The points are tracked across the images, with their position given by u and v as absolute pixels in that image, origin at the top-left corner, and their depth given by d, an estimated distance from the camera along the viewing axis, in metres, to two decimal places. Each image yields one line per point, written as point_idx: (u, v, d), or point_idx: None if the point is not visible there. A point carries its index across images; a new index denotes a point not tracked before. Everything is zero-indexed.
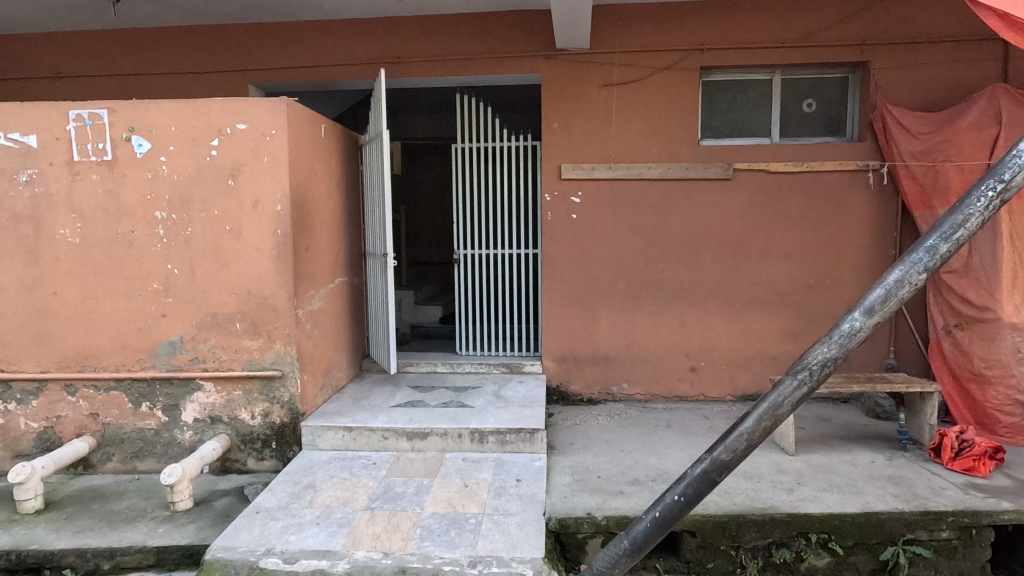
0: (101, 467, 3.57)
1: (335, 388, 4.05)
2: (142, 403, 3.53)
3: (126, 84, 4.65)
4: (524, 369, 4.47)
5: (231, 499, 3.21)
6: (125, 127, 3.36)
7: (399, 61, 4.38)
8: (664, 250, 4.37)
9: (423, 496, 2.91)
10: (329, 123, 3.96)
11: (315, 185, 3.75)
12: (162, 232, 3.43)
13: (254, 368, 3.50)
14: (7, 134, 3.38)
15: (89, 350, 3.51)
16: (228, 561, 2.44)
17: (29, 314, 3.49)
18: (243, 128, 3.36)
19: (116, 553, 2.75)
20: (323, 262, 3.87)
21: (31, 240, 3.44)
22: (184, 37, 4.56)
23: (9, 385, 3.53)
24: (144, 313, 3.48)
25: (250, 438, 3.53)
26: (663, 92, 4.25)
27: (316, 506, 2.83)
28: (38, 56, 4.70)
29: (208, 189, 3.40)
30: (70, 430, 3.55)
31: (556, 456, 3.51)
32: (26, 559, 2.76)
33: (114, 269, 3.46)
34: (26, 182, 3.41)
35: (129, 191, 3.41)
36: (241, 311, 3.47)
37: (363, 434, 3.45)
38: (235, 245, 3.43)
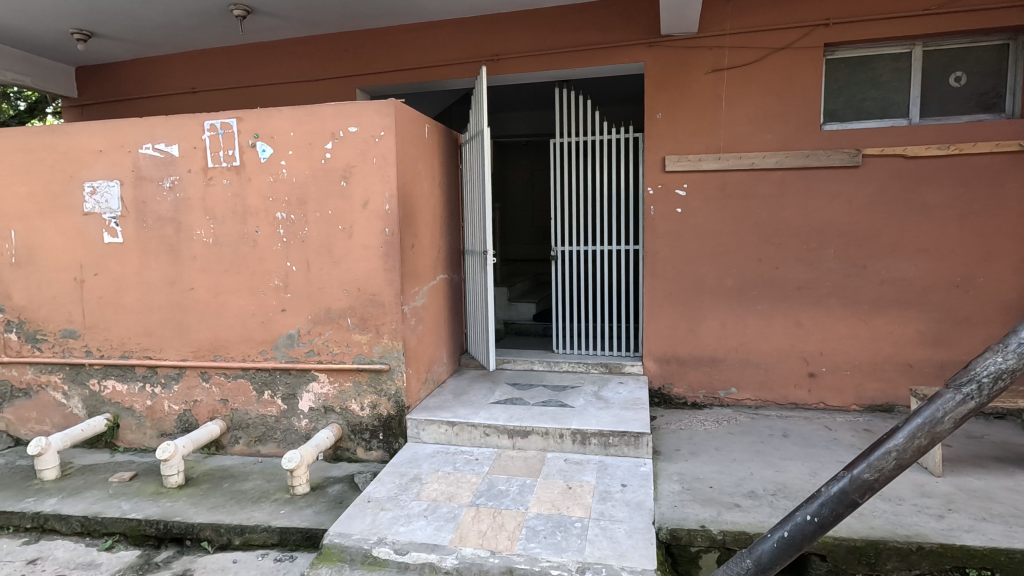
0: (229, 449, 3.88)
1: (436, 382, 4.14)
2: (264, 391, 3.79)
3: (250, 95, 5.03)
4: (623, 369, 4.33)
5: (344, 486, 3.36)
6: (251, 134, 3.62)
7: (498, 58, 4.38)
8: (780, 244, 4.03)
9: (527, 495, 2.88)
10: (432, 124, 4.04)
11: (420, 184, 3.84)
12: (282, 232, 3.66)
13: (363, 362, 3.64)
14: (154, 145, 3.75)
15: (220, 341, 3.82)
16: (344, 548, 2.53)
17: (172, 308, 3.87)
18: (354, 131, 3.49)
19: (246, 530, 2.97)
20: (426, 260, 3.96)
21: (173, 240, 3.81)
22: (299, 48, 4.86)
23: (155, 370, 3.93)
24: (266, 307, 3.74)
25: (360, 428, 3.69)
26: (779, 74, 3.92)
27: (423, 499, 2.88)
28: (177, 75, 5.21)
29: (322, 190, 3.58)
30: (205, 413, 3.89)
31: (662, 462, 3.35)
32: (171, 529, 3.04)
33: (240, 266, 3.74)
34: (169, 188, 3.77)
35: (254, 194, 3.66)
36: (352, 307, 3.63)
37: (465, 430, 3.48)
38: (347, 244, 3.58)
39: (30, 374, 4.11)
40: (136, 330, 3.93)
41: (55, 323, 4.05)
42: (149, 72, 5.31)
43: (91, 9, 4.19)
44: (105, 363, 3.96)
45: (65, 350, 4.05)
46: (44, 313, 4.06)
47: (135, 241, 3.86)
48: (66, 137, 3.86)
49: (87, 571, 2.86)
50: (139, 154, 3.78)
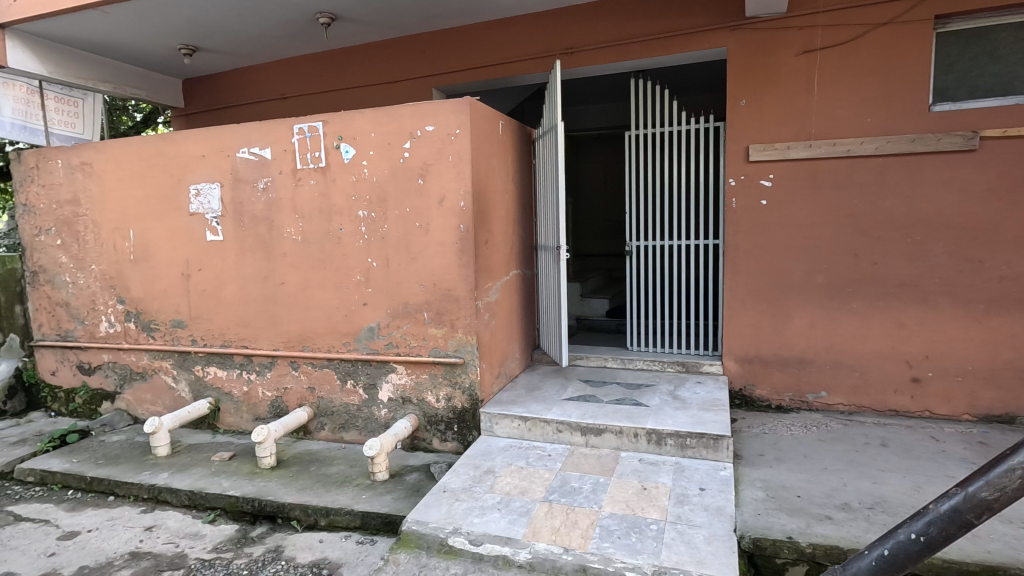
0: (316, 434, 4.12)
1: (509, 376, 4.18)
2: (347, 380, 3.98)
3: (334, 99, 5.29)
4: (701, 369, 4.17)
5: (420, 475, 3.47)
6: (335, 136, 3.80)
7: (572, 51, 4.33)
8: (880, 238, 3.72)
9: (600, 493, 2.84)
10: (506, 120, 4.06)
11: (494, 180, 3.87)
12: (363, 229, 3.82)
13: (439, 355, 3.74)
14: (250, 149, 4.03)
15: (308, 333, 4.06)
16: (421, 535, 2.61)
17: (265, 301, 4.15)
18: (431, 129, 3.57)
19: (331, 512, 3.14)
20: (500, 256, 3.99)
21: (266, 237, 4.08)
22: (379, 51, 5.04)
23: (250, 358, 4.23)
24: (348, 301, 3.92)
25: (435, 419, 3.79)
26: (880, 52, 3.61)
27: (497, 492, 2.92)
28: (270, 83, 5.57)
29: (401, 189, 3.70)
30: (294, 400, 4.15)
31: (743, 467, 3.19)
32: (264, 507, 3.27)
33: (325, 262, 3.95)
34: (262, 189, 4.04)
35: (338, 193, 3.85)
36: (428, 301, 3.73)
37: (538, 425, 3.48)
38: (424, 240, 3.68)
39: (145, 359, 4.55)
40: (234, 322, 4.25)
41: (166, 314, 4.46)
42: (244, 81, 5.71)
43: (195, 26, 4.56)
44: (208, 351, 4.31)
45: (174, 339, 4.45)
46: (157, 305, 4.48)
47: (233, 239, 4.17)
48: (175, 144, 4.23)
49: (193, 540, 3.14)
50: (236, 157, 4.07)
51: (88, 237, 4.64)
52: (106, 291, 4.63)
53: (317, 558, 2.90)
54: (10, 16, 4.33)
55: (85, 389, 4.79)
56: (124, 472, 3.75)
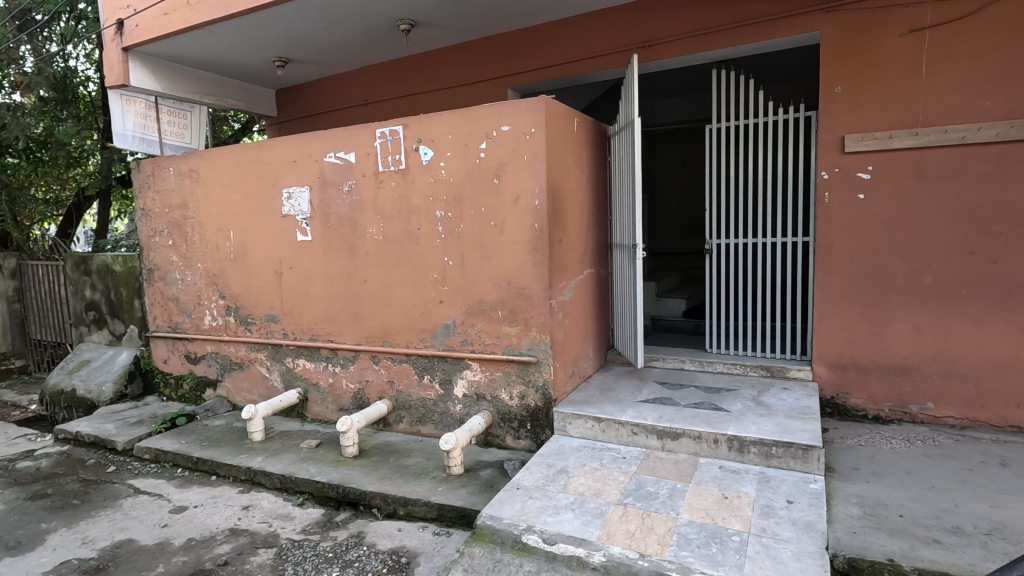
0: (395, 426, 4.28)
1: (582, 376, 4.15)
2: (424, 375, 4.10)
3: (413, 103, 5.48)
4: (788, 374, 3.93)
5: (494, 471, 3.52)
6: (415, 139, 3.92)
7: (650, 44, 4.22)
8: (1000, 234, 3.34)
9: (678, 500, 2.75)
10: (581, 117, 4.02)
11: (568, 178, 3.85)
12: (440, 229, 3.92)
13: (513, 353, 3.77)
14: (336, 153, 4.25)
15: (388, 329, 4.22)
16: (495, 530, 2.65)
17: (349, 298, 4.36)
18: (506, 129, 3.60)
19: (409, 502, 3.25)
20: (574, 255, 3.97)
21: (350, 237, 4.28)
22: (456, 55, 5.16)
23: (335, 352, 4.46)
24: (426, 299, 4.04)
25: (509, 416, 3.83)
26: (1001, 26, 3.24)
27: (570, 492, 2.90)
28: (354, 90, 5.85)
29: (476, 189, 3.76)
30: (375, 392, 4.34)
31: (835, 481, 2.98)
32: (348, 494, 3.44)
33: (404, 260, 4.09)
34: (347, 191, 4.25)
35: (417, 194, 3.97)
36: (502, 300, 3.77)
37: (613, 426, 3.43)
38: (498, 239, 3.73)
39: (243, 351, 4.91)
40: (321, 317, 4.51)
41: (261, 309, 4.80)
42: (331, 89, 6.04)
43: (288, 39, 4.87)
44: (297, 344, 4.59)
45: (268, 332, 4.78)
46: (253, 300, 4.83)
47: (320, 238, 4.41)
48: (269, 151, 4.54)
49: (284, 522, 3.35)
50: (324, 161, 4.31)
51: (195, 238, 5.07)
52: (209, 287, 5.04)
53: (396, 546, 3.01)
54: (133, 40, 4.83)
55: (191, 376, 5.25)
56: (224, 454, 4.08)
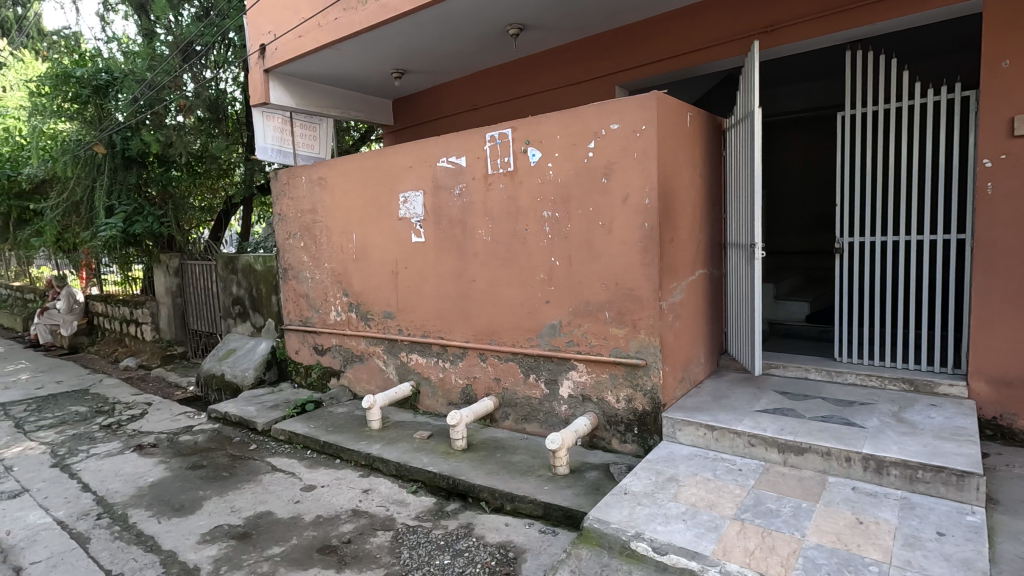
0: (501, 423, 4.38)
1: (693, 382, 3.97)
2: (530, 374, 4.15)
3: (521, 106, 5.59)
4: (937, 389, 3.48)
5: (600, 474, 3.49)
6: (523, 141, 3.98)
7: (772, 28, 3.95)
8: None
9: (803, 520, 2.54)
10: (695, 111, 3.85)
11: (681, 174, 3.70)
12: (548, 229, 3.94)
13: (620, 356, 3.70)
14: (448, 158, 4.43)
15: (495, 328, 4.33)
16: (603, 534, 2.61)
17: (459, 297, 4.53)
18: (615, 128, 3.54)
19: (516, 499, 3.32)
20: (686, 255, 3.81)
21: (461, 238, 4.45)
22: (563, 55, 5.18)
23: (446, 348, 4.65)
24: (533, 299, 4.08)
25: (615, 419, 3.77)
26: None
27: (682, 502, 2.78)
28: (464, 96, 6.08)
29: (584, 189, 3.73)
30: (482, 389, 4.46)
31: (999, 516, 2.59)
32: (457, 485, 3.58)
33: (512, 261, 4.16)
34: (458, 194, 4.41)
35: (524, 195, 4.03)
36: (610, 301, 3.71)
37: (727, 436, 3.25)
38: (606, 239, 3.67)
39: (363, 344, 5.28)
40: (432, 315, 4.72)
41: (379, 306, 5.13)
42: (443, 97, 6.32)
43: (406, 51, 5.17)
44: (411, 340, 4.85)
45: (385, 328, 5.10)
46: (373, 298, 5.18)
47: (433, 239, 4.63)
48: (387, 158, 4.83)
49: (400, 507, 3.56)
50: (437, 166, 4.51)
51: (323, 240, 5.54)
52: (335, 285, 5.48)
53: (504, 540, 3.08)
54: (273, 62, 5.37)
55: (318, 366, 5.74)
56: (347, 439, 4.42)
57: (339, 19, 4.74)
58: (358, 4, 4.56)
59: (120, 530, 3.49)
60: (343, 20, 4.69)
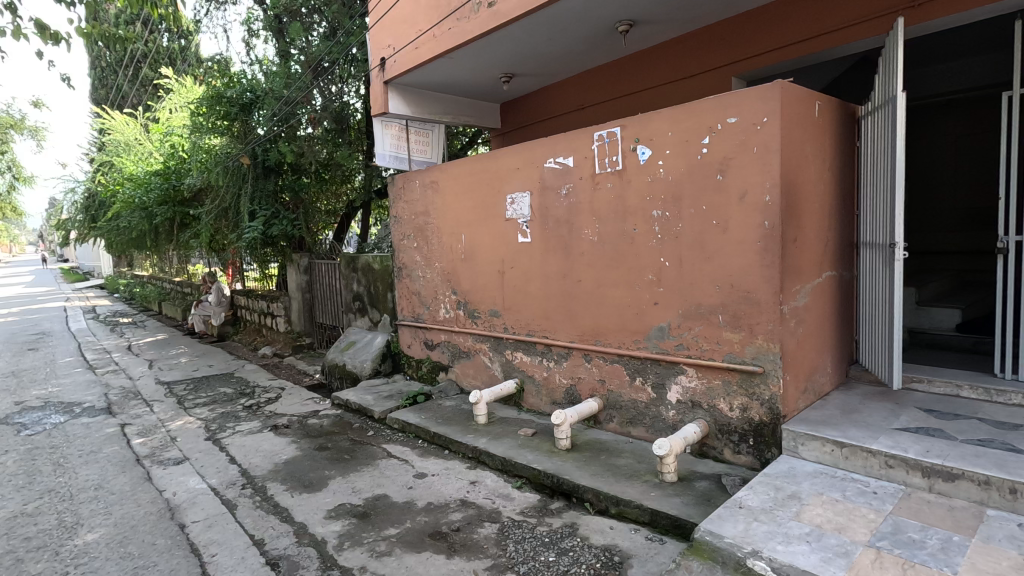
0: (605, 425, 4.33)
1: (817, 393, 3.67)
2: (636, 377, 4.06)
3: (630, 103, 5.52)
4: None
5: (711, 484, 3.33)
6: (633, 139, 3.91)
7: (920, 3, 3.54)
8: None
9: (954, 554, 2.25)
10: (824, 100, 3.55)
11: (807, 169, 3.43)
12: (657, 229, 3.84)
13: (734, 362, 3.51)
14: (556, 158, 4.46)
15: (601, 328, 4.29)
16: (715, 548, 2.48)
17: (564, 296, 4.54)
18: (733, 122, 3.37)
19: (621, 503, 3.27)
20: (811, 256, 3.53)
21: (567, 238, 4.46)
22: (675, 49, 5.02)
23: (550, 348, 4.68)
24: (640, 300, 3.99)
25: (728, 429, 3.58)
26: None
27: (805, 522, 2.58)
28: (571, 96, 6.11)
29: (698, 186, 3.58)
30: (586, 390, 4.44)
31: None
32: (561, 484, 3.60)
33: (619, 261, 4.10)
34: (565, 194, 4.43)
35: (633, 195, 3.95)
36: (724, 304, 3.53)
37: (859, 455, 2.96)
38: (721, 239, 3.50)
39: (470, 341, 5.48)
40: (538, 314, 4.78)
41: (486, 304, 5.29)
42: (550, 98, 6.38)
43: (515, 56, 5.29)
44: (516, 338, 4.95)
45: (491, 325, 5.25)
46: (480, 296, 5.35)
47: (538, 240, 4.69)
48: (496, 160, 4.96)
49: (505, 501, 3.65)
50: (544, 167, 4.56)
51: (434, 240, 5.81)
52: (445, 284, 5.74)
53: (609, 543, 3.05)
54: (392, 74, 5.74)
55: (429, 360, 6.04)
56: (455, 432, 4.62)
57: (452, 29, 4.95)
58: (471, 13, 4.73)
59: (261, 500, 3.91)
60: (457, 30, 4.89)
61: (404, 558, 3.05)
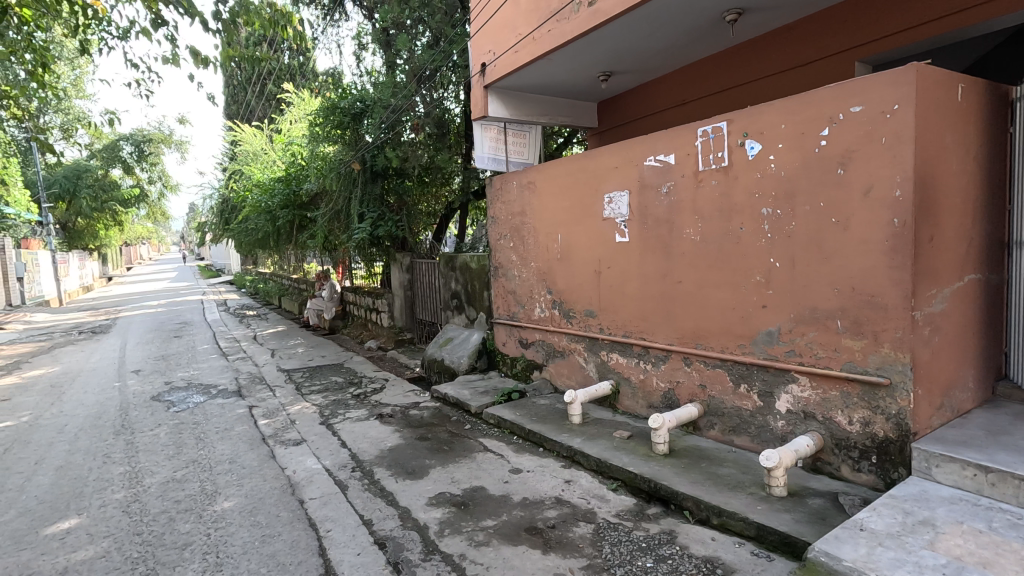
0: (706, 432, 4.16)
1: (956, 410, 3.28)
2: (741, 383, 3.87)
3: (737, 96, 5.28)
4: None
5: (826, 502, 3.10)
6: (741, 134, 3.73)
7: None
8: None
9: None
10: (969, 82, 3.17)
11: (947, 159, 3.08)
12: (767, 228, 3.63)
13: (855, 372, 3.23)
14: (657, 156, 4.35)
15: (702, 331, 4.13)
16: (832, 569, 2.30)
17: (663, 297, 4.42)
18: (857, 111, 3.11)
19: (724, 514, 3.13)
20: (951, 257, 3.16)
21: (667, 238, 4.34)
22: (788, 36, 4.72)
23: (647, 350, 4.58)
24: (746, 303, 3.80)
25: (846, 444, 3.31)
26: None
27: (940, 552, 2.32)
28: (672, 92, 5.93)
29: (814, 181, 3.34)
30: (686, 394, 4.29)
31: None
32: (659, 490, 3.52)
33: (723, 262, 3.92)
34: (665, 193, 4.31)
35: (740, 192, 3.77)
36: (843, 308, 3.27)
37: (1008, 482, 2.61)
38: (841, 238, 3.24)
39: (565, 340, 5.50)
40: (635, 316, 4.70)
41: (581, 304, 5.28)
42: (649, 95, 6.24)
43: (614, 54, 5.23)
44: (612, 339, 4.89)
45: (587, 326, 5.24)
46: (576, 296, 5.35)
47: (637, 239, 4.60)
48: (594, 160, 4.94)
49: (600, 502, 3.62)
50: (644, 165, 4.46)
51: (530, 240, 5.89)
52: (540, 283, 5.80)
53: (711, 555, 2.93)
54: (492, 78, 5.90)
55: (523, 358, 6.13)
56: (550, 430, 4.66)
57: (551, 31, 4.99)
58: (571, 14, 4.74)
59: (369, 484, 4.19)
60: (556, 31, 4.93)
61: (501, 549, 3.13)
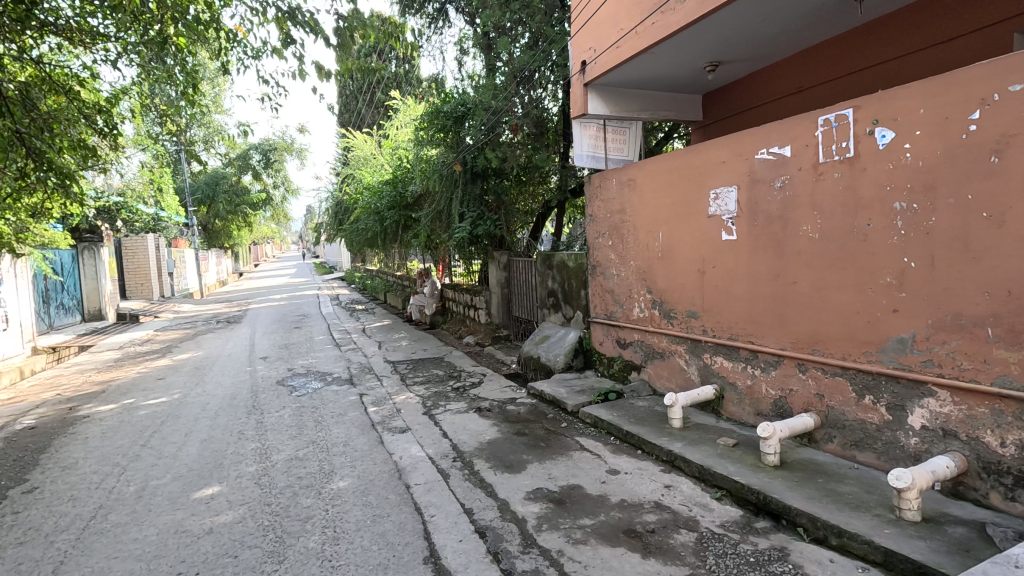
0: (822, 445, 3.85)
1: None
2: (866, 395, 3.54)
3: (864, 80, 4.84)
4: None
5: (970, 532, 2.76)
6: (870, 121, 3.40)
7: None
8: None
9: None
10: None
11: None
12: (900, 224, 3.29)
13: (1010, 387, 2.84)
14: (770, 149, 4.09)
15: (820, 336, 3.83)
16: None
17: (774, 298, 4.16)
18: (1018, 89, 2.72)
19: (845, 535, 2.89)
20: None
21: (780, 235, 4.07)
22: (928, 10, 4.25)
23: (756, 354, 4.33)
24: (874, 307, 3.47)
25: (998, 468, 2.92)
26: None
27: None
28: (787, 79, 5.55)
29: (960, 171, 2.98)
30: (800, 404, 4.01)
31: None
32: (770, 504, 3.31)
33: (846, 261, 3.61)
34: (780, 187, 4.04)
35: (868, 184, 3.45)
36: (995, 314, 2.89)
37: None
38: (994, 235, 2.86)
39: (665, 342, 5.34)
40: (742, 318, 4.46)
41: (683, 305, 5.10)
42: (760, 84, 5.88)
43: (723, 42, 4.99)
44: (716, 341, 4.68)
45: (689, 327, 5.05)
46: (677, 296, 5.18)
47: (746, 237, 4.36)
48: (699, 155, 4.74)
49: (703, 511, 3.48)
50: (755, 158, 4.22)
51: (630, 239, 5.78)
52: (639, 283, 5.67)
53: None
54: (592, 76, 5.86)
55: (621, 358, 6.03)
56: (648, 433, 4.55)
57: (655, 23, 4.87)
58: (676, 4, 4.58)
59: (469, 474, 4.34)
60: (660, 23, 4.80)
61: (599, 550, 3.11)
